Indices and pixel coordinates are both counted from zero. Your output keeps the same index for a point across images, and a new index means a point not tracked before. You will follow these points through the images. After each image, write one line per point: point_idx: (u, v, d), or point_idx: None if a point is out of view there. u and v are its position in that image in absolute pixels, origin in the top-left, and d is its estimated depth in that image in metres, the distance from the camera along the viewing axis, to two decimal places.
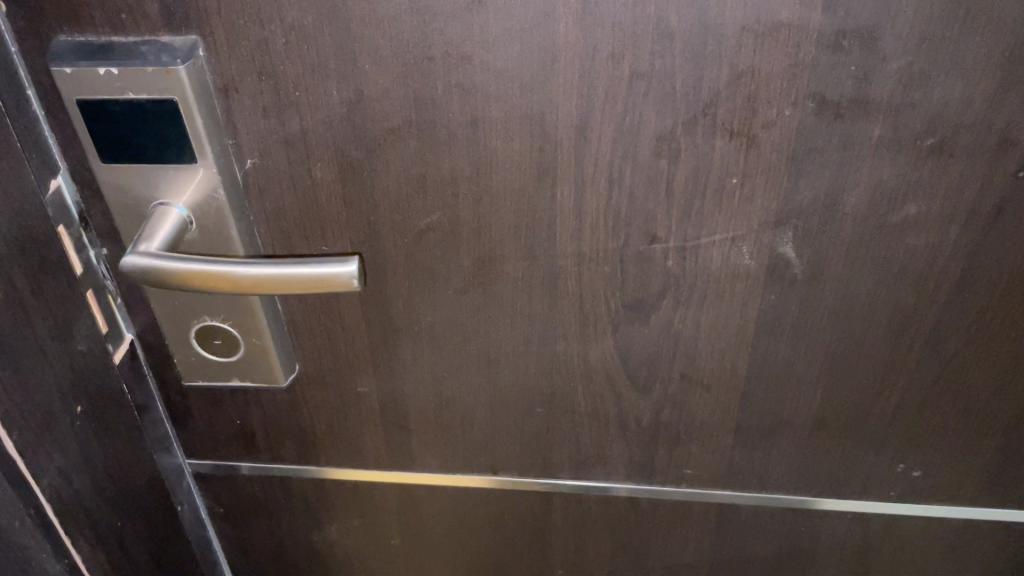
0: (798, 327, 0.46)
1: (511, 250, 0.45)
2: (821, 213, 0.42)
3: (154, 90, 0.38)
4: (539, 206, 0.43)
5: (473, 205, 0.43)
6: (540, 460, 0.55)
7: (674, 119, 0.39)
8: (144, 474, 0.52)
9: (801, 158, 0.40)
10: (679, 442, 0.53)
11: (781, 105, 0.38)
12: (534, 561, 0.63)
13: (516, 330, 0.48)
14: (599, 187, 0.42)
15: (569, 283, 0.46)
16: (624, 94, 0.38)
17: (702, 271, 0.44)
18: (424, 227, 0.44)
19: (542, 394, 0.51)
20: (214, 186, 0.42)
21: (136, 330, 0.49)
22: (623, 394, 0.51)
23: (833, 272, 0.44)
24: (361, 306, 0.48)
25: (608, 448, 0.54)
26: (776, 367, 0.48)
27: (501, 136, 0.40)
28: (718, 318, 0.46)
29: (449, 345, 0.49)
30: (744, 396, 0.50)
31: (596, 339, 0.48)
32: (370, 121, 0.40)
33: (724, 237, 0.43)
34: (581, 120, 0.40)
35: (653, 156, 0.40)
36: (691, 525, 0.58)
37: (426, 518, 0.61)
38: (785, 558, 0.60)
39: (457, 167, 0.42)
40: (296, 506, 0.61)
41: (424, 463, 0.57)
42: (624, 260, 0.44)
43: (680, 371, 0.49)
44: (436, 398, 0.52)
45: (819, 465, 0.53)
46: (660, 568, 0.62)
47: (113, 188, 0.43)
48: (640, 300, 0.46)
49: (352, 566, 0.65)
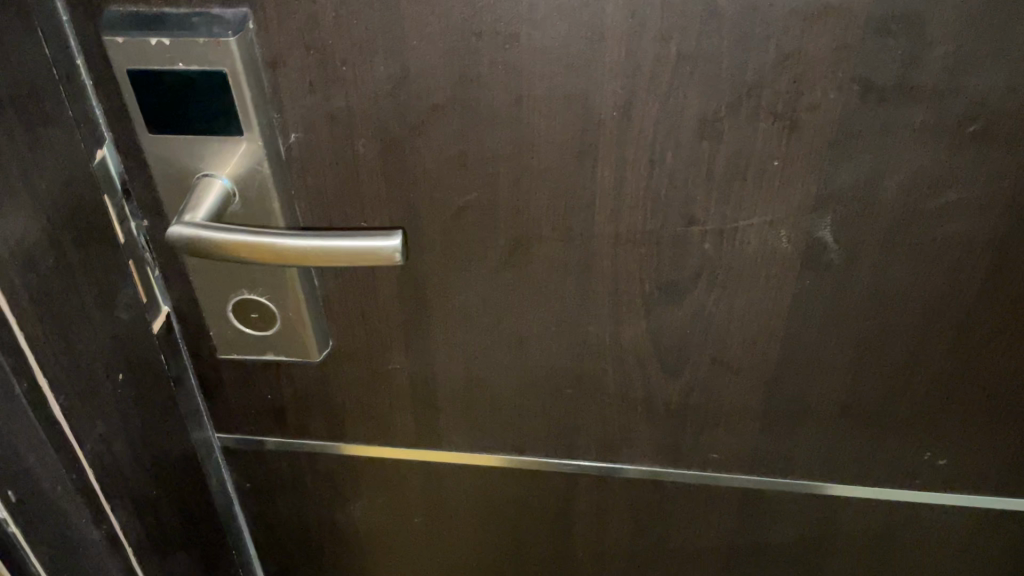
0: (830, 312, 0.47)
1: (549, 229, 0.45)
2: (859, 199, 0.42)
3: (204, 62, 0.39)
4: (579, 186, 0.43)
5: (513, 184, 0.44)
6: (566, 441, 0.56)
7: (718, 100, 0.39)
8: (176, 444, 0.53)
9: (842, 142, 0.40)
10: (706, 427, 0.53)
11: (826, 89, 0.38)
12: (556, 542, 0.63)
13: (550, 310, 0.49)
14: (640, 168, 0.42)
15: (605, 264, 0.46)
16: (669, 74, 0.39)
17: (738, 255, 0.45)
18: (463, 206, 0.45)
19: (572, 376, 0.52)
20: (258, 159, 0.42)
21: (173, 303, 0.50)
22: (653, 376, 0.51)
23: (868, 258, 0.44)
24: (397, 283, 0.48)
25: (635, 430, 0.54)
26: (807, 352, 0.49)
27: (545, 115, 0.41)
28: (752, 302, 0.47)
29: (482, 324, 0.50)
30: (773, 381, 0.50)
31: (629, 321, 0.48)
32: (415, 98, 0.41)
33: (761, 221, 0.43)
34: (625, 101, 0.40)
35: (695, 138, 0.41)
36: (714, 510, 0.59)
37: (450, 497, 0.61)
38: (807, 545, 0.60)
39: (499, 146, 0.42)
40: (321, 482, 0.61)
41: (450, 441, 0.57)
42: (661, 242, 0.45)
43: (711, 355, 0.49)
44: (467, 378, 0.53)
45: (845, 453, 0.54)
46: (681, 552, 0.62)
47: (158, 159, 0.43)
48: (675, 282, 0.46)
49: (374, 544, 0.66)
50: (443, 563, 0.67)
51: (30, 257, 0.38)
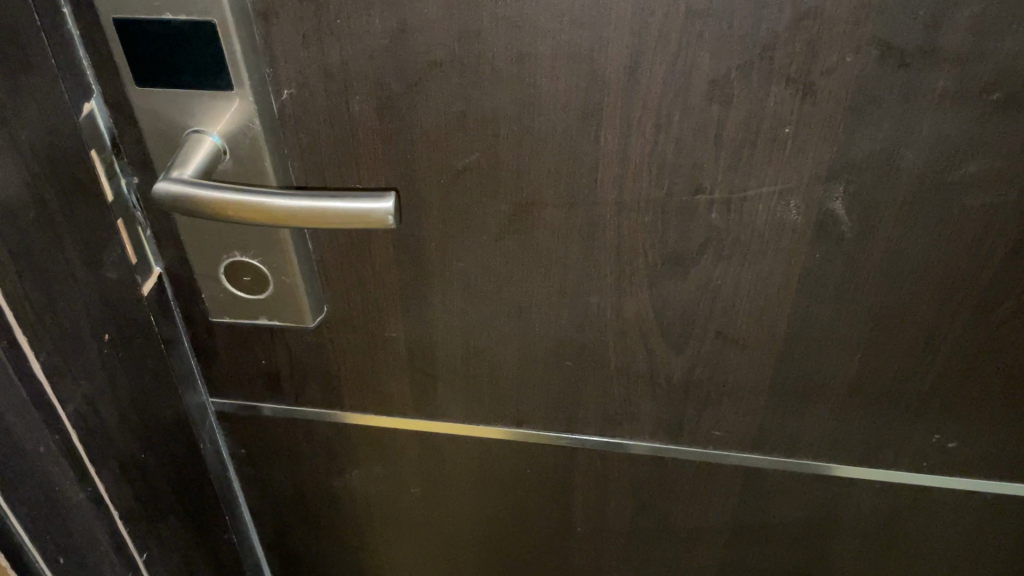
0: (841, 288, 0.45)
1: (550, 196, 0.44)
2: (875, 169, 0.40)
3: (192, 12, 0.37)
4: (582, 151, 0.42)
5: (514, 147, 0.42)
6: (566, 414, 0.55)
7: (729, 62, 0.37)
8: (166, 407, 0.52)
9: (858, 109, 0.38)
10: (708, 403, 0.52)
11: (843, 52, 0.36)
12: (554, 517, 0.62)
13: (550, 279, 0.47)
14: (645, 133, 0.40)
15: (608, 233, 0.45)
16: (679, 33, 0.37)
17: (746, 226, 0.43)
18: (462, 169, 0.43)
19: (572, 347, 0.50)
20: (249, 116, 0.41)
21: (165, 264, 0.49)
22: (655, 351, 0.50)
23: (882, 232, 0.42)
24: (394, 249, 0.47)
25: (637, 405, 0.53)
26: (815, 329, 0.47)
27: (548, 75, 0.39)
28: (760, 275, 0.45)
29: (481, 292, 0.48)
30: (780, 358, 0.49)
31: (631, 292, 0.47)
32: (413, 54, 0.39)
33: (771, 191, 0.42)
34: (632, 60, 0.38)
35: (705, 102, 0.39)
36: (715, 488, 0.57)
37: (447, 468, 0.60)
38: (810, 526, 0.59)
39: (499, 107, 0.40)
40: (317, 450, 0.61)
41: (448, 412, 0.56)
42: (666, 210, 0.43)
43: (716, 330, 0.48)
44: (465, 348, 0.52)
45: (853, 434, 0.52)
46: (681, 531, 0.61)
47: (146, 114, 0.42)
48: (680, 253, 0.45)
49: (371, 514, 0.65)
50: (440, 535, 0.66)
51: (9, 210, 0.37)
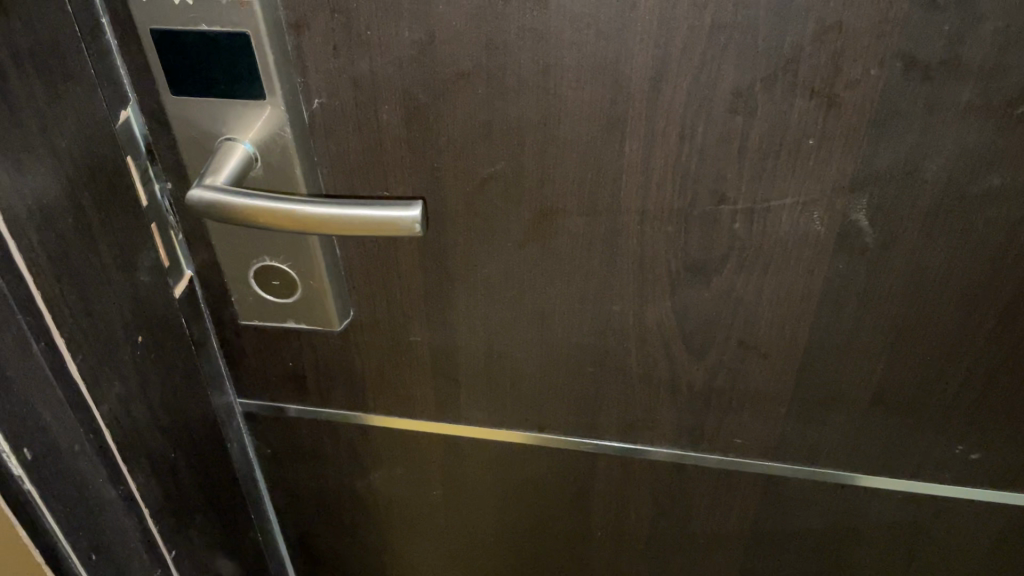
0: (863, 298, 0.45)
1: (574, 204, 0.44)
2: (898, 181, 0.40)
3: (227, 23, 0.38)
4: (606, 159, 0.42)
5: (539, 156, 0.42)
6: (587, 419, 0.55)
7: (753, 75, 0.38)
8: (195, 407, 0.53)
9: (882, 121, 0.38)
10: (729, 411, 0.52)
11: (867, 65, 0.37)
12: (574, 520, 0.63)
13: (573, 285, 0.48)
14: (669, 143, 0.41)
15: (630, 241, 0.45)
16: (704, 45, 0.37)
17: (770, 236, 0.43)
18: (487, 177, 0.44)
19: (594, 353, 0.51)
20: (281, 124, 0.42)
21: (196, 267, 0.50)
22: (677, 358, 0.50)
23: (905, 243, 0.42)
24: (420, 254, 0.48)
25: (658, 411, 0.53)
26: (837, 338, 0.47)
27: (572, 85, 0.40)
28: (782, 285, 0.45)
29: (505, 297, 0.49)
30: (802, 367, 0.49)
31: (653, 300, 0.47)
32: (441, 65, 0.40)
33: (795, 202, 0.42)
34: (657, 72, 0.39)
35: (728, 113, 0.39)
36: (735, 495, 0.58)
37: (469, 471, 0.61)
38: (831, 534, 0.59)
39: (524, 116, 0.41)
40: (341, 451, 0.61)
41: (470, 416, 0.57)
42: (689, 220, 0.44)
43: (737, 338, 0.48)
44: (488, 352, 0.52)
45: (873, 444, 0.52)
46: (700, 537, 0.61)
47: (180, 121, 0.43)
48: (703, 261, 0.45)
49: (393, 515, 0.66)
50: (460, 537, 0.67)
51: (47, 216, 0.38)
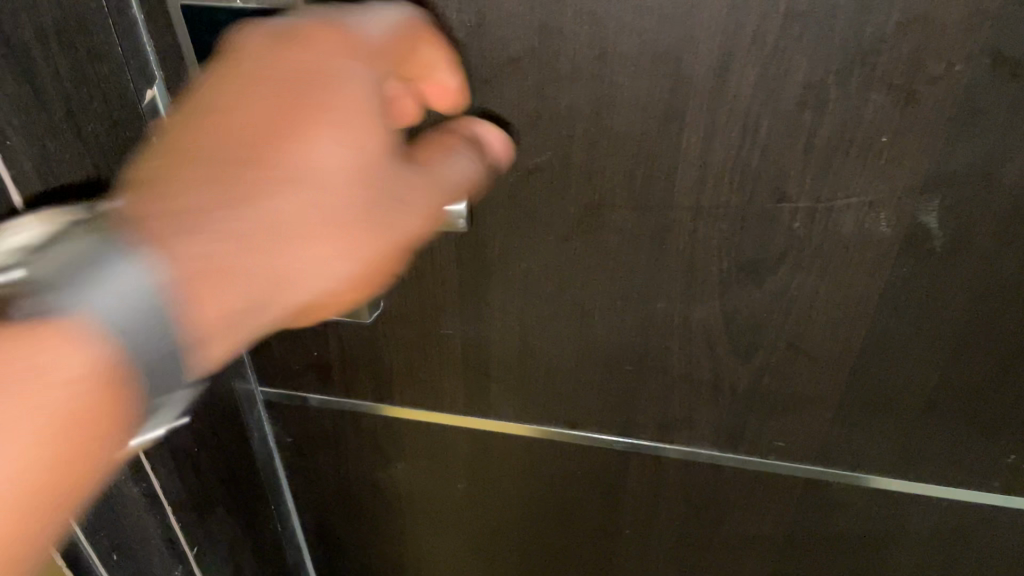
0: (925, 303, 0.43)
1: (623, 198, 0.42)
2: (973, 184, 0.38)
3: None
4: (661, 153, 0.40)
5: (589, 147, 0.40)
6: (622, 417, 0.53)
7: (827, 67, 0.35)
8: (217, 398, 0.51)
9: (962, 120, 0.36)
10: (773, 414, 0.50)
11: (951, 60, 0.34)
12: (602, 517, 0.61)
13: (617, 282, 0.46)
14: (731, 137, 0.38)
15: (681, 237, 0.43)
16: (776, 35, 0.35)
17: (831, 237, 0.41)
18: (533, 167, 0.41)
19: (634, 351, 0.49)
20: None
21: None
22: (721, 359, 0.48)
23: (975, 248, 0.40)
24: (457, 246, 0.46)
25: (697, 412, 0.51)
26: (892, 343, 0.45)
27: (630, 73, 0.37)
28: (840, 288, 0.43)
29: (544, 292, 0.47)
30: (853, 371, 0.47)
31: (701, 299, 0.45)
32: (491, 49, 0.37)
33: (860, 201, 0.40)
34: (722, 62, 0.36)
35: (797, 107, 0.37)
36: (772, 498, 0.56)
37: (496, 465, 0.59)
38: (868, 540, 0.57)
39: (576, 105, 0.39)
40: (364, 441, 0.60)
41: (500, 411, 0.55)
42: (745, 218, 0.41)
43: (788, 340, 0.46)
44: (522, 347, 0.50)
45: (921, 451, 0.50)
46: (732, 537, 0.60)
47: None
48: (758, 261, 0.43)
49: (414, 506, 0.64)
50: (482, 530, 0.65)
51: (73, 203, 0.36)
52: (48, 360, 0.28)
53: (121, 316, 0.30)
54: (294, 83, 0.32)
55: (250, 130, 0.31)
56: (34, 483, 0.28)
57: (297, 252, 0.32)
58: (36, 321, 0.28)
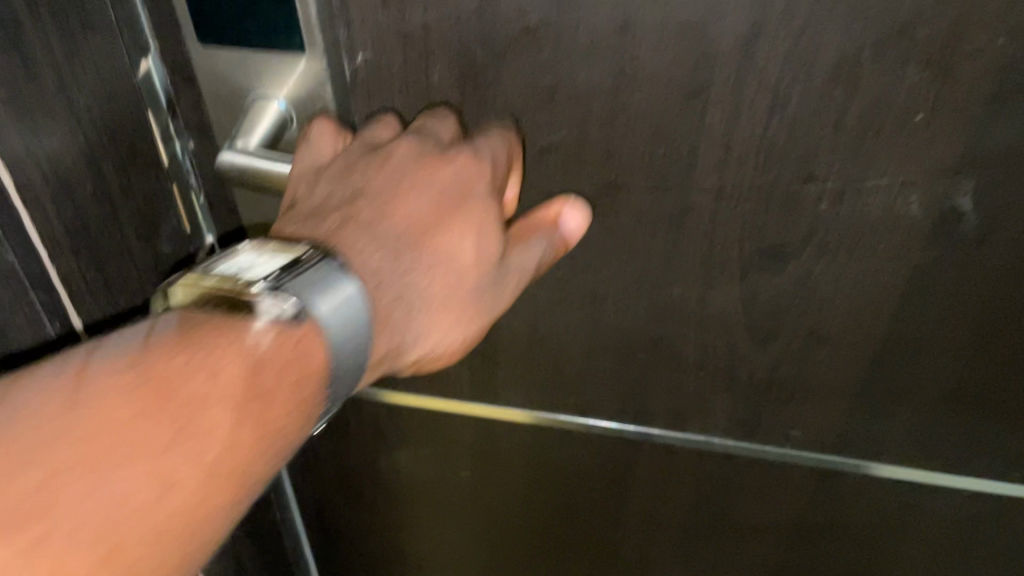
0: (953, 289, 0.41)
1: (641, 179, 0.40)
2: (1009, 165, 0.36)
3: None
4: (683, 131, 0.38)
5: (607, 125, 0.38)
6: (634, 405, 0.52)
7: (861, 41, 0.33)
8: None
9: (1001, 98, 0.34)
10: (789, 403, 0.49)
11: (993, 34, 0.32)
12: (610, 507, 0.60)
13: (632, 266, 0.44)
14: (757, 115, 0.37)
15: (700, 219, 0.41)
16: (809, 6, 0.33)
17: (858, 219, 0.39)
18: (547, 146, 0.40)
19: (648, 337, 0.47)
20: (321, 81, 0.38)
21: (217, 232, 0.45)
22: (738, 346, 0.46)
23: (1008, 232, 0.38)
24: None
25: (710, 400, 0.50)
26: (917, 331, 0.43)
27: (652, 46, 0.35)
28: (864, 273, 0.41)
29: (555, 276, 0.45)
30: (874, 359, 0.45)
31: (719, 284, 0.44)
32: (505, 21, 0.35)
33: (890, 182, 0.38)
34: (750, 35, 0.34)
35: (828, 84, 0.35)
36: (786, 488, 0.54)
37: (502, 453, 0.58)
38: (884, 531, 0.55)
39: (594, 81, 0.37)
40: (366, 428, 0.58)
41: (506, 398, 0.53)
42: (769, 200, 0.39)
43: (808, 327, 0.45)
44: (532, 333, 0.49)
45: (942, 440, 0.49)
46: (743, 528, 0.58)
47: (208, 76, 0.39)
48: (780, 244, 0.41)
49: (417, 494, 0.63)
50: (487, 519, 0.64)
51: (64, 179, 0.35)
52: (311, 353, 0.33)
53: (342, 337, 0.33)
54: (461, 199, 0.37)
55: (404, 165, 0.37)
56: (217, 471, 0.29)
57: (422, 326, 0.37)
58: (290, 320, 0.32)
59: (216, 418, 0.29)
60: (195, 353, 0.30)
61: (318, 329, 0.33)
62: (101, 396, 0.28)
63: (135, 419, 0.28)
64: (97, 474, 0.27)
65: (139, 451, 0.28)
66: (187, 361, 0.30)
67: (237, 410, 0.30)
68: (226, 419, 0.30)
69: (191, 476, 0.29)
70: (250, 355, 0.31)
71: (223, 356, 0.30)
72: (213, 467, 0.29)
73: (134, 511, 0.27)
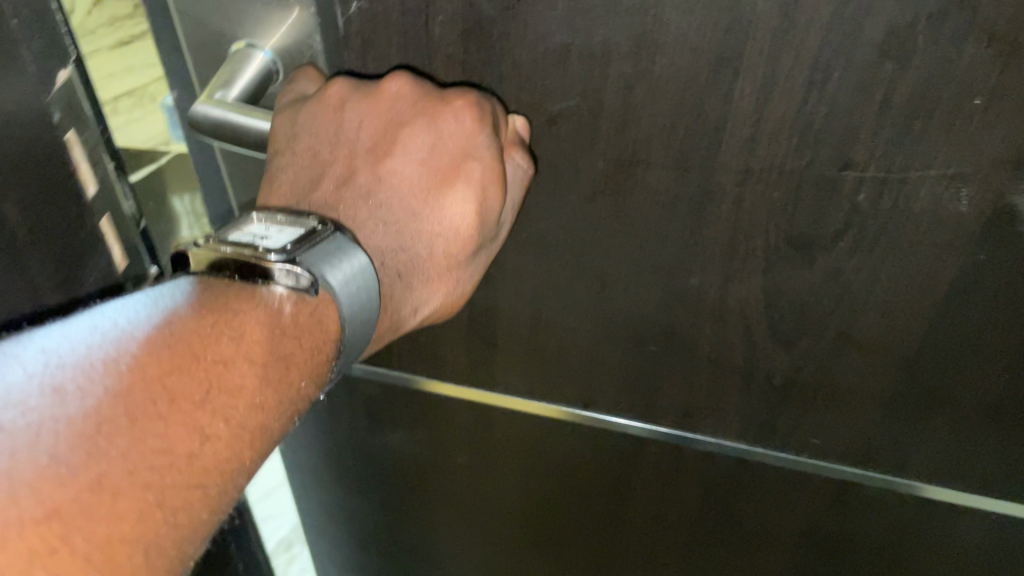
0: (1003, 297, 0.37)
1: (661, 155, 0.36)
2: None
3: None
4: (709, 104, 0.34)
5: (624, 93, 0.34)
6: (641, 400, 0.48)
7: (919, 8, 0.29)
8: None
9: None
10: (809, 408, 0.45)
11: None
12: (613, 504, 0.56)
13: (645, 251, 0.40)
14: (793, 90, 0.32)
15: (725, 204, 0.37)
16: None
17: (901, 212, 0.35)
18: (558, 113, 0.36)
19: (660, 329, 0.43)
20: (310, 29, 0.36)
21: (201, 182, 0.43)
22: (758, 343, 0.42)
23: None
24: None
25: (723, 399, 0.46)
26: (959, 339, 0.39)
27: (679, 5, 0.31)
28: (903, 273, 0.37)
29: (562, 258, 0.42)
30: (908, 366, 0.41)
31: (740, 276, 0.40)
32: None
33: (940, 173, 0.34)
34: None
35: (876, 57, 0.31)
36: (801, 498, 0.51)
37: (501, 441, 0.54)
38: (906, 552, 0.51)
39: (612, 42, 0.33)
40: (360, 404, 0.55)
41: (505, 384, 0.50)
42: (801, 186, 0.35)
43: (835, 329, 0.41)
44: (535, 317, 0.45)
45: (978, 460, 0.44)
46: (753, 536, 0.54)
47: (187, 20, 0.36)
48: (811, 236, 0.37)
49: (411, 477, 0.60)
50: (483, 508, 0.61)
51: None
52: (325, 319, 0.32)
53: (354, 305, 0.33)
54: (459, 161, 0.35)
55: (402, 116, 0.35)
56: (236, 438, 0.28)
57: (425, 291, 0.37)
58: (298, 291, 0.31)
59: (243, 375, 0.29)
60: (213, 323, 0.30)
61: (331, 297, 0.32)
62: (105, 368, 0.27)
63: (148, 390, 0.27)
64: (90, 457, 0.25)
65: (148, 425, 0.26)
66: (201, 331, 0.29)
67: (258, 374, 0.29)
68: (245, 384, 0.29)
69: (202, 447, 0.27)
70: (270, 321, 0.31)
71: (243, 321, 0.30)
72: (224, 440, 0.28)
73: (121, 498, 0.25)
